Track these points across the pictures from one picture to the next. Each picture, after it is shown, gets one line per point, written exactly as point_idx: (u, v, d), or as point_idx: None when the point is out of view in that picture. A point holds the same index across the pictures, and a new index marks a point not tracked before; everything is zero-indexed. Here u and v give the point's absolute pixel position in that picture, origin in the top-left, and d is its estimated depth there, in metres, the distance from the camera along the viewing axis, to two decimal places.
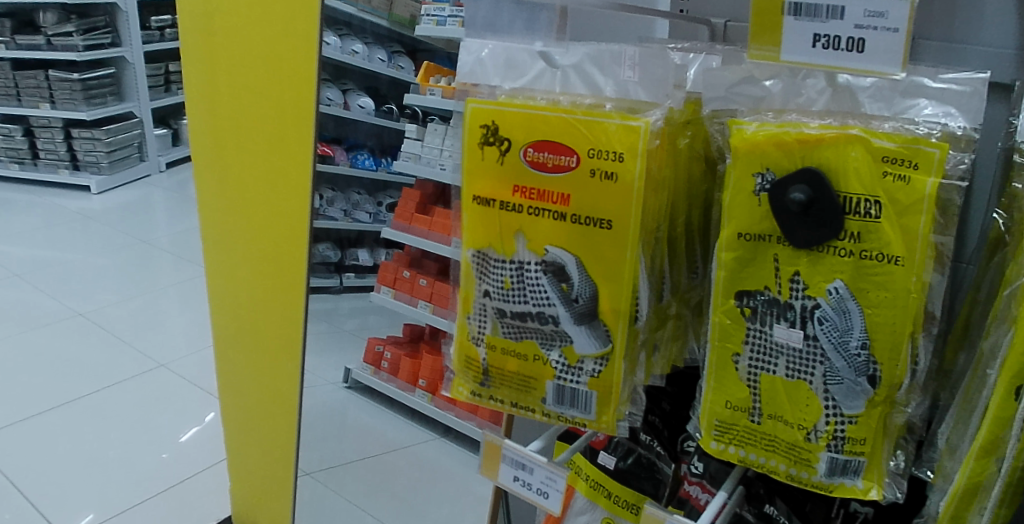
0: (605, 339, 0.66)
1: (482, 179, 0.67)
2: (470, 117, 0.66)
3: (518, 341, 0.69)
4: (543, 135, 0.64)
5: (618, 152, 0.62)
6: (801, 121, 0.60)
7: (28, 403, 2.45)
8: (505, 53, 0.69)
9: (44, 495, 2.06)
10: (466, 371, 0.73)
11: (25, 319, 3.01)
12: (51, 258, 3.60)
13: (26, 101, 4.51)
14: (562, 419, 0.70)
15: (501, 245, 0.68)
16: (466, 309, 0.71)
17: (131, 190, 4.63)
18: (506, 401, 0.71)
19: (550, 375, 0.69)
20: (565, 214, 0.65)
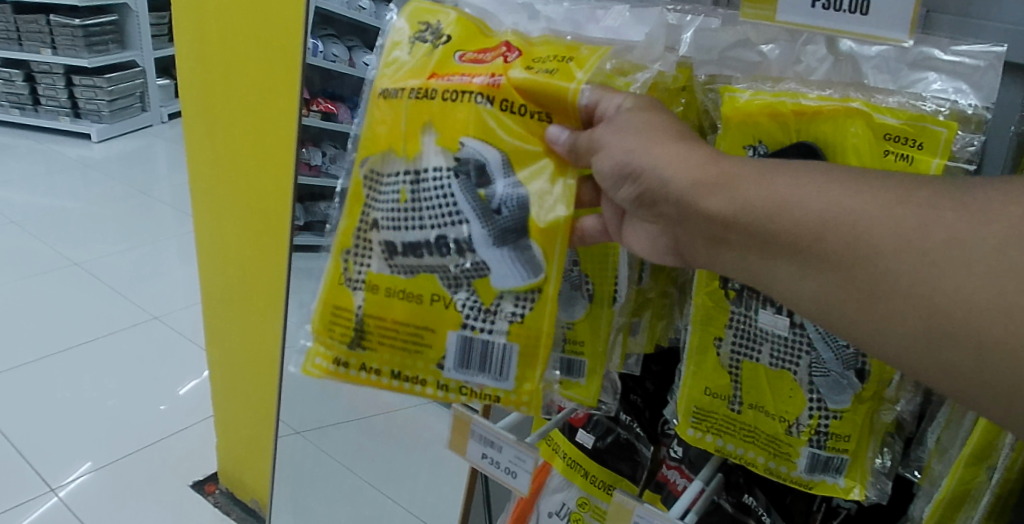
0: (532, 267, 0.61)
1: (398, 75, 0.64)
2: (412, 21, 0.67)
3: (409, 280, 0.63)
4: (471, 45, 0.64)
5: (564, 56, 0.61)
6: (799, 91, 0.57)
7: (20, 351, 2.44)
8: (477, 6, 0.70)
9: (31, 441, 2.05)
10: (331, 334, 0.65)
11: (22, 267, 2.99)
12: (50, 206, 3.57)
13: (28, 46, 4.46)
14: (465, 390, 0.63)
15: (403, 145, 0.63)
16: (344, 245, 0.65)
17: (131, 139, 4.58)
18: (387, 367, 0.64)
19: (453, 325, 0.62)
20: (493, 100, 0.60)
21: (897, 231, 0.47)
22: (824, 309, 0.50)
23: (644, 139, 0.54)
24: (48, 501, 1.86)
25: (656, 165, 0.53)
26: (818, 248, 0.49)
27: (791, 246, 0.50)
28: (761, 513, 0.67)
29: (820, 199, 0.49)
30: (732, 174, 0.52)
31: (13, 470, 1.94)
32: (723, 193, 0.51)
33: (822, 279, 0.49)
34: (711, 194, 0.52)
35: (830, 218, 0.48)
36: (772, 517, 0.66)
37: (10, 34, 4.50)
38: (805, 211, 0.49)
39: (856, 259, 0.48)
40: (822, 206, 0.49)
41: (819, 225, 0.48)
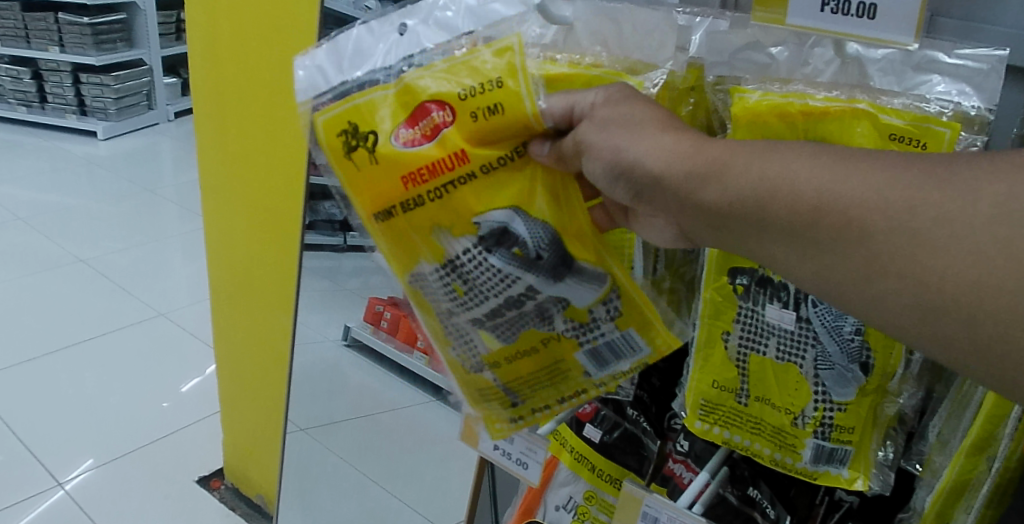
0: (598, 277, 0.58)
1: (362, 192, 0.55)
2: (323, 131, 0.55)
3: (514, 340, 0.60)
4: (392, 99, 0.55)
5: (491, 82, 0.54)
6: (807, 92, 0.59)
7: (26, 347, 2.45)
8: (337, 43, 0.61)
9: (37, 436, 2.07)
10: (495, 407, 0.63)
11: (29, 263, 3.01)
12: (57, 203, 3.59)
13: (36, 44, 4.49)
14: (615, 380, 0.62)
15: (426, 252, 0.57)
16: (443, 343, 0.62)
17: (137, 137, 4.60)
18: (551, 401, 0.63)
19: (575, 348, 0.60)
20: (476, 169, 0.55)
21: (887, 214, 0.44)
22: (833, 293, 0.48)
23: (630, 134, 0.53)
24: (53, 495, 1.88)
25: (643, 157, 0.52)
26: (809, 231, 0.47)
27: (789, 230, 0.48)
28: (765, 505, 0.67)
29: (808, 184, 0.47)
30: (721, 164, 0.50)
31: (21, 464, 1.96)
32: (713, 183, 0.50)
33: (821, 261, 0.47)
34: (704, 186, 0.50)
35: (822, 204, 0.46)
36: (776, 510, 0.67)
37: (18, 31, 4.53)
38: (797, 199, 0.47)
39: (853, 234, 0.45)
40: (810, 185, 0.47)
41: (812, 211, 0.47)
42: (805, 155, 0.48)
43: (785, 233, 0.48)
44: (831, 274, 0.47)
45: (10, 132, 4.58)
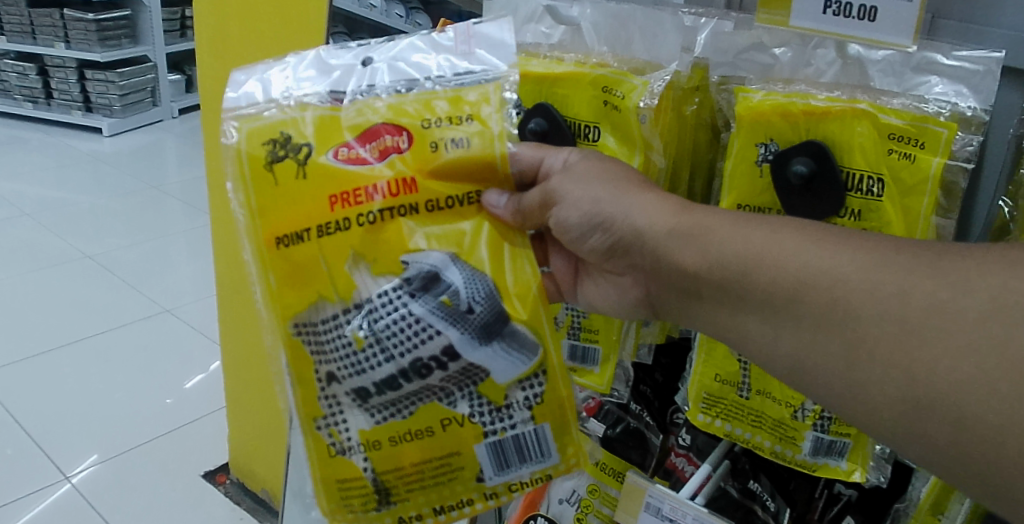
0: (530, 347, 0.62)
1: (284, 210, 0.61)
2: (247, 142, 0.61)
3: (409, 418, 0.63)
4: (347, 127, 0.61)
5: (455, 117, 0.61)
6: (809, 92, 0.60)
7: (33, 342, 2.47)
8: (307, 63, 0.65)
9: (44, 430, 2.09)
10: (352, 507, 0.64)
11: (35, 258, 3.03)
12: (62, 199, 3.61)
13: (42, 39, 4.51)
14: (512, 487, 0.64)
15: (336, 292, 0.62)
16: (314, 417, 0.64)
17: (142, 134, 4.61)
18: (425, 507, 0.63)
19: (476, 439, 0.63)
20: (418, 204, 0.62)
21: (875, 297, 0.52)
22: (801, 366, 0.56)
23: (613, 192, 0.62)
24: (60, 490, 1.89)
25: (627, 214, 0.61)
26: (790, 305, 0.55)
27: (764, 298, 0.56)
28: (765, 498, 0.70)
29: (798, 259, 0.55)
30: (702, 227, 0.59)
31: (28, 458, 1.98)
32: (687, 245, 0.59)
33: (800, 336, 0.55)
34: (682, 247, 0.59)
35: (803, 281, 0.55)
36: (776, 502, 0.69)
37: (24, 28, 4.55)
38: (780, 268, 0.55)
39: (840, 314, 0.53)
40: (799, 265, 0.55)
41: (795, 286, 0.55)
42: (795, 232, 0.56)
43: (757, 304, 0.57)
44: (801, 354, 0.55)
45: (17, 128, 4.61)
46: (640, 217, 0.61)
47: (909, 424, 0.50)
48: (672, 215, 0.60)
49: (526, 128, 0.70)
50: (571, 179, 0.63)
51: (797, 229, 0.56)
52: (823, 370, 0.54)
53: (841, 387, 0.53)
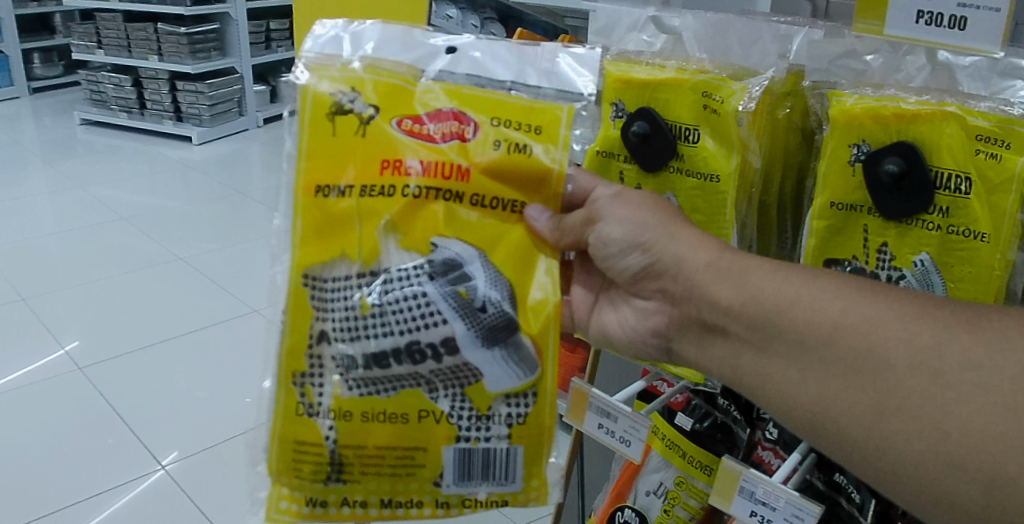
0: (529, 364, 0.66)
1: (334, 159, 0.66)
2: (317, 88, 0.66)
3: (390, 398, 0.65)
4: (420, 106, 0.67)
5: (529, 126, 0.66)
6: (899, 97, 0.65)
7: (130, 339, 2.62)
8: (391, 34, 0.70)
9: (141, 420, 2.22)
10: (299, 473, 0.66)
11: (132, 261, 3.20)
12: (154, 205, 3.81)
13: (137, 52, 4.78)
14: (464, 496, 0.67)
15: (358, 252, 0.66)
16: (294, 372, 0.66)
17: (229, 142, 4.82)
18: (374, 493, 0.66)
19: (448, 440, 0.66)
20: (463, 193, 0.66)
21: (911, 348, 0.57)
22: (824, 413, 0.60)
23: (660, 221, 0.68)
24: (156, 475, 2.01)
25: (671, 243, 0.67)
26: (822, 347, 0.60)
27: (799, 340, 0.61)
28: (850, 490, 0.74)
29: (839, 307, 0.60)
30: (745, 265, 0.64)
31: (129, 447, 2.11)
32: (728, 275, 0.64)
33: (828, 382, 0.60)
34: (722, 278, 0.65)
35: (840, 325, 0.59)
36: (861, 494, 0.73)
37: (121, 41, 4.84)
38: (824, 315, 0.60)
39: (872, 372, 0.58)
40: (838, 312, 0.60)
41: (831, 328, 0.60)
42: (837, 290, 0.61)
43: (788, 346, 0.62)
44: (829, 400, 0.60)
45: (114, 137, 4.89)
46: (683, 249, 0.67)
47: (939, 478, 0.55)
48: (717, 251, 0.66)
49: (629, 131, 0.75)
50: (619, 202, 0.70)
51: (839, 283, 0.61)
52: (846, 418, 0.59)
53: (866, 438, 0.58)
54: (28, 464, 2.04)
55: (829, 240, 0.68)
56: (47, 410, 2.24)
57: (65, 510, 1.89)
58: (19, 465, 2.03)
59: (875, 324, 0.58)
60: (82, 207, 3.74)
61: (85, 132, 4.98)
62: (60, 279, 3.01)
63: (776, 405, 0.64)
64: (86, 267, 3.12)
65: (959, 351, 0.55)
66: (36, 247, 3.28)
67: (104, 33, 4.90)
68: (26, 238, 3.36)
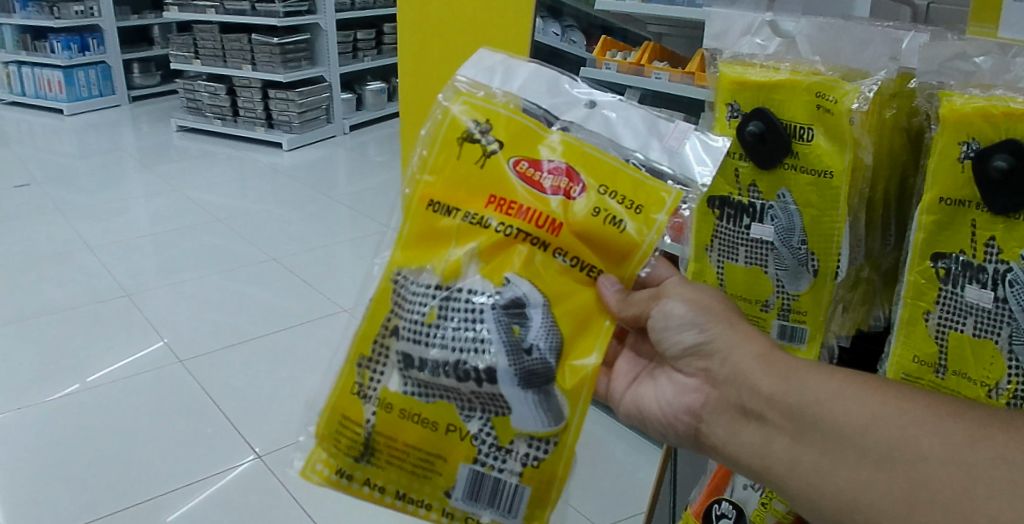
0: (555, 415, 0.68)
1: (453, 180, 0.72)
2: (457, 114, 0.73)
3: (431, 405, 0.69)
4: (539, 155, 0.71)
5: (633, 205, 0.69)
6: (1009, 96, 0.68)
7: (226, 335, 2.72)
8: (541, 76, 0.75)
9: (234, 404, 2.31)
10: (336, 444, 0.71)
11: (227, 261, 3.35)
12: (247, 208, 3.98)
13: (232, 62, 5.03)
14: (466, 517, 0.69)
15: (442, 266, 0.71)
16: (361, 353, 0.72)
17: (317, 149, 5.00)
18: (392, 485, 0.70)
19: (465, 457, 0.69)
20: (548, 244, 0.69)
21: (945, 444, 0.60)
22: (851, 504, 0.62)
23: (718, 309, 0.73)
24: (240, 468, 2.05)
25: (726, 329, 0.71)
26: (854, 441, 0.63)
27: (837, 430, 0.63)
28: None
29: (871, 409, 0.63)
30: (792, 364, 0.68)
31: (224, 433, 2.18)
32: (781, 362, 0.68)
33: (858, 471, 0.62)
34: (773, 361, 0.68)
35: (870, 423, 0.63)
36: None
37: (217, 52, 5.11)
38: (858, 414, 0.63)
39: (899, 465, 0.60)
40: (866, 413, 0.63)
41: (865, 423, 0.63)
42: (873, 394, 0.64)
43: (822, 436, 0.64)
44: (857, 493, 0.61)
45: (209, 143, 5.13)
46: (736, 335, 0.71)
47: None
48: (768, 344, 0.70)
49: (744, 131, 0.82)
50: (680, 288, 0.74)
51: (874, 390, 0.64)
52: (876, 510, 0.60)
53: None
54: (119, 451, 2.10)
55: (936, 233, 0.71)
56: (139, 400, 2.32)
57: (149, 502, 1.92)
58: (112, 450, 2.10)
59: (912, 421, 0.62)
60: (177, 210, 3.93)
61: (182, 138, 5.24)
62: (158, 277, 3.18)
63: (804, 498, 0.65)
64: (183, 266, 3.28)
65: (987, 449, 0.59)
66: (135, 247, 3.46)
67: (201, 44, 5.16)
68: (125, 239, 3.55)
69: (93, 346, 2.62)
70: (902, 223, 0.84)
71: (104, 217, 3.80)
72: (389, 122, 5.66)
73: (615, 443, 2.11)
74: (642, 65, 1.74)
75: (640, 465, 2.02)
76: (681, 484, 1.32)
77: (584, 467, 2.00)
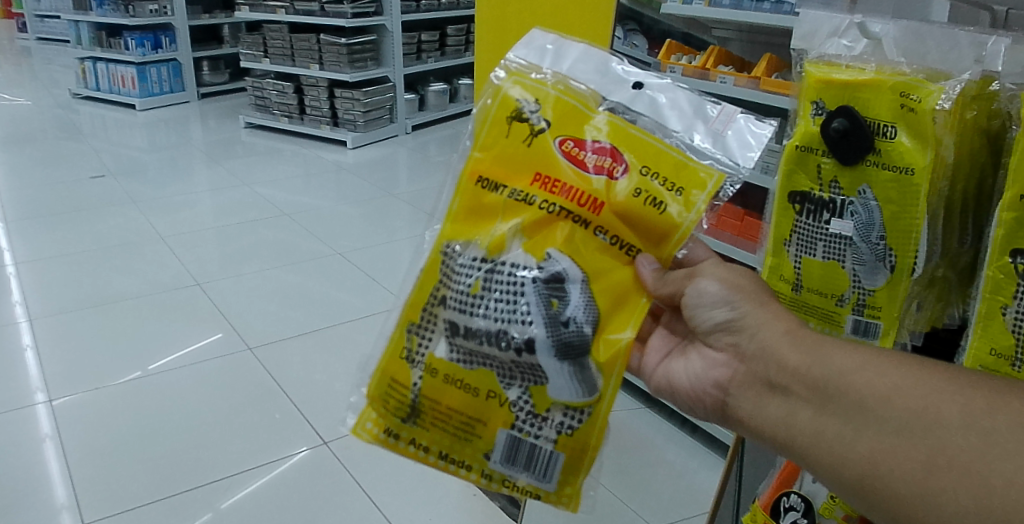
0: (589, 386, 0.72)
1: (502, 157, 0.76)
2: (510, 95, 0.76)
3: (471, 372, 0.74)
4: (584, 135, 0.75)
5: (673, 188, 0.72)
6: None
7: (294, 326, 2.80)
8: (591, 58, 0.79)
9: (298, 391, 2.39)
10: (385, 404, 0.77)
11: (292, 254, 3.45)
12: (311, 204, 4.08)
13: (300, 61, 5.17)
14: (505, 478, 0.75)
15: (487, 240, 0.75)
16: (410, 320, 0.77)
17: (380, 147, 5.11)
18: (435, 445, 0.76)
19: (504, 423, 0.74)
20: (590, 222, 0.73)
21: (964, 408, 0.61)
22: (873, 472, 0.63)
23: (752, 287, 0.77)
24: (296, 457, 2.10)
25: (756, 306, 0.75)
26: (874, 411, 0.64)
27: (861, 403, 0.65)
28: None
29: (886, 379, 0.65)
30: (818, 340, 0.71)
31: (293, 421, 2.24)
32: (810, 336, 0.71)
33: (880, 439, 0.64)
34: (800, 334, 0.72)
35: (893, 391, 0.64)
36: None
37: (285, 51, 5.25)
38: (877, 383, 0.65)
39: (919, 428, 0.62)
40: (887, 382, 0.65)
41: (884, 393, 0.65)
42: (895, 367, 0.66)
43: (844, 407, 0.66)
44: (878, 460, 0.63)
45: (275, 140, 5.29)
46: (765, 312, 0.75)
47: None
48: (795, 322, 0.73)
49: (830, 127, 0.85)
50: (714, 267, 0.79)
51: (896, 363, 0.66)
52: (895, 476, 0.62)
53: (916, 495, 0.61)
54: (185, 434, 2.18)
55: (1016, 230, 0.74)
56: (204, 385, 2.41)
57: (203, 488, 1.98)
58: (180, 431, 2.19)
59: (932, 391, 0.63)
60: (242, 204, 4.06)
61: (250, 135, 5.41)
62: (225, 268, 3.29)
63: (824, 464, 0.67)
64: (249, 258, 3.39)
65: (1005, 414, 0.60)
66: (203, 239, 3.59)
67: (271, 43, 5.32)
68: (192, 230, 3.68)
69: (161, 331, 2.73)
70: (980, 225, 0.85)
71: (172, 210, 3.94)
72: (450, 122, 5.73)
73: (669, 446, 2.12)
74: (706, 70, 1.77)
75: (695, 469, 2.03)
76: (746, 479, 1.34)
77: (637, 468, 2.03)
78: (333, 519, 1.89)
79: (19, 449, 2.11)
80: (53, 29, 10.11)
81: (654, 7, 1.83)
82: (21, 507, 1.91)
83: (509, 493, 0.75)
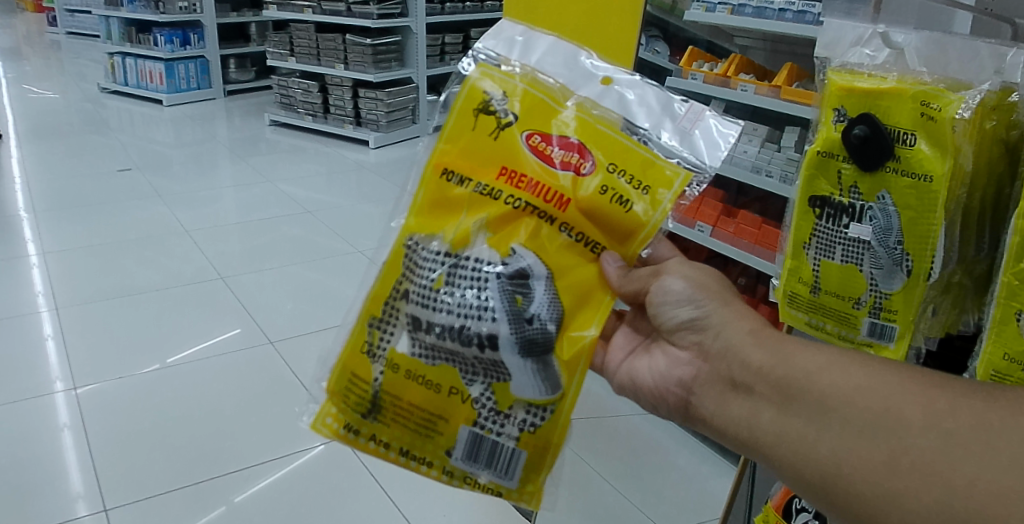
0: (552, 384, 0.73)
1: (469, 150, 0.76)
2: (476, 86, 0.77)
3: (432, 368, 0.75)
4: (551, 129, 0.75)
5: (638, 185, 0.74)
6: None
7: (314, 321, 2.83)
8: (559, 50, 0.80)
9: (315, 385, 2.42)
10: (345, 400, 0.77)
11: (314, 251, 3.48)
12: (333, 203, 4.12)
13: (325, 60, 5.22)
14: (466, 475, 0.75)
15: (452, 235, 0.75)
16: (371, 314, 0.77)
17: (402, 148, 5.15)
18: (396, 442, 0.76)
19: (466, 419, 0.74)
20: (555, 218, 0.74)
21: (927, 410, 0.62)
22: (835, 473, 0.64)
23: (720, 286, 0.78)
24: (314, 450, 2.13)
25: (720, 306, 0.76)
26: (840, 410, 0.65)
27: (822, 403, 0.66)
28: None
29: (850, 381, 0.66)
30: (778, 340, 0.72)
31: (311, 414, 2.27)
32: (776, 335, 0.72)
33: (843, 439, 0.64)
34: (762, 333, 0.73)
35: (855, 391, 0.66)
36: None
37: (311, 50, 5.30)
38: (835, 386, 0.66)
39: (884, 429, 0.63)
40: (852, 383, 0.66)
41: (848, 394, 0.66)
42: (865, 368, 0.67)
43: (806, 407, 0.67)
44: (840, 459, 0.64)
45: (299, 138, 5.35)
46: (727, 312, 0.75)
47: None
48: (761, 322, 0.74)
49: (851, 134, 0.86)
50: (678, 265, 0.79)
51: (861, 365, 0.67)
52: (857, 476, 0.63)
53: (878, 495, 0.62)
54: (205, 424, 2.22)
55: None
56: (223, 377, 2.45)
57: (220, 479, 2.01)
58: (199, 422, 2.22)
59: (896, 393, 0.64)
60: (266, 201, 4.10)
61: (274, 132, 5.48)
62: (248, 263, 3.33)
63: (786, 465, 0.67)
64: (269, 255, 3.42)
65: (966, 417, 0.61)
66: (226, 234, 3.64)
67: (297, 42, 5.38)
68: (216, 225, 3.73)
69: (182, 323, 2.77)
70: (998, 234, 0.86)
71: (196, 204, 4.00)
72: None
73: (681, 452, 2.13)
74: (728, 77, 1.78)
75: (706, 475, 2.04)
76: (759, 482, 1.35)
77: (649, 472, 2.04)
78: (348, 513, 1.92)
79: (40, 435, 2.15)
80: (81, 24, 10.24)
81: (678, 15, 1.88)
82: (42, 492, 1.95)
83: (471, 489, 0.76)
